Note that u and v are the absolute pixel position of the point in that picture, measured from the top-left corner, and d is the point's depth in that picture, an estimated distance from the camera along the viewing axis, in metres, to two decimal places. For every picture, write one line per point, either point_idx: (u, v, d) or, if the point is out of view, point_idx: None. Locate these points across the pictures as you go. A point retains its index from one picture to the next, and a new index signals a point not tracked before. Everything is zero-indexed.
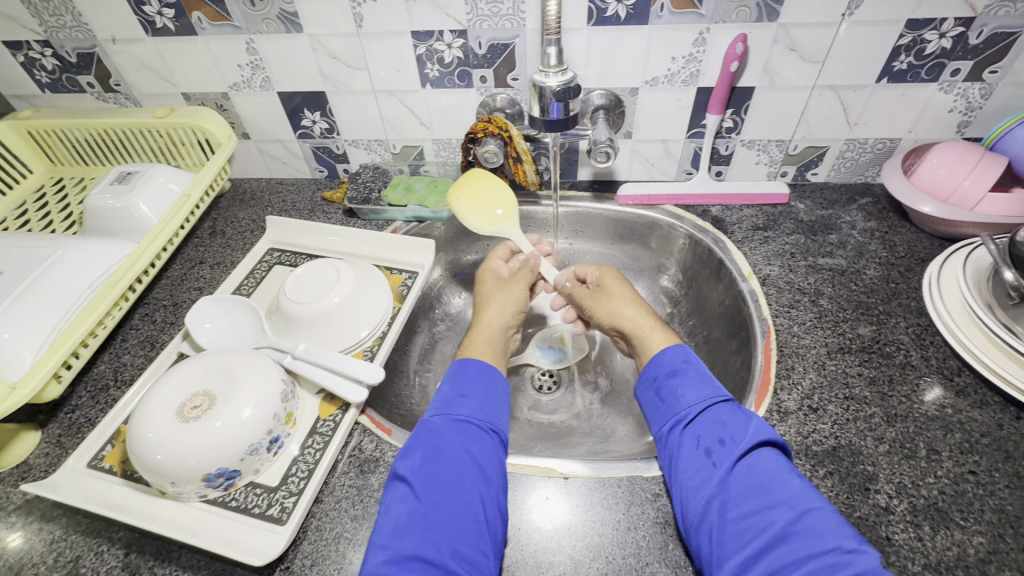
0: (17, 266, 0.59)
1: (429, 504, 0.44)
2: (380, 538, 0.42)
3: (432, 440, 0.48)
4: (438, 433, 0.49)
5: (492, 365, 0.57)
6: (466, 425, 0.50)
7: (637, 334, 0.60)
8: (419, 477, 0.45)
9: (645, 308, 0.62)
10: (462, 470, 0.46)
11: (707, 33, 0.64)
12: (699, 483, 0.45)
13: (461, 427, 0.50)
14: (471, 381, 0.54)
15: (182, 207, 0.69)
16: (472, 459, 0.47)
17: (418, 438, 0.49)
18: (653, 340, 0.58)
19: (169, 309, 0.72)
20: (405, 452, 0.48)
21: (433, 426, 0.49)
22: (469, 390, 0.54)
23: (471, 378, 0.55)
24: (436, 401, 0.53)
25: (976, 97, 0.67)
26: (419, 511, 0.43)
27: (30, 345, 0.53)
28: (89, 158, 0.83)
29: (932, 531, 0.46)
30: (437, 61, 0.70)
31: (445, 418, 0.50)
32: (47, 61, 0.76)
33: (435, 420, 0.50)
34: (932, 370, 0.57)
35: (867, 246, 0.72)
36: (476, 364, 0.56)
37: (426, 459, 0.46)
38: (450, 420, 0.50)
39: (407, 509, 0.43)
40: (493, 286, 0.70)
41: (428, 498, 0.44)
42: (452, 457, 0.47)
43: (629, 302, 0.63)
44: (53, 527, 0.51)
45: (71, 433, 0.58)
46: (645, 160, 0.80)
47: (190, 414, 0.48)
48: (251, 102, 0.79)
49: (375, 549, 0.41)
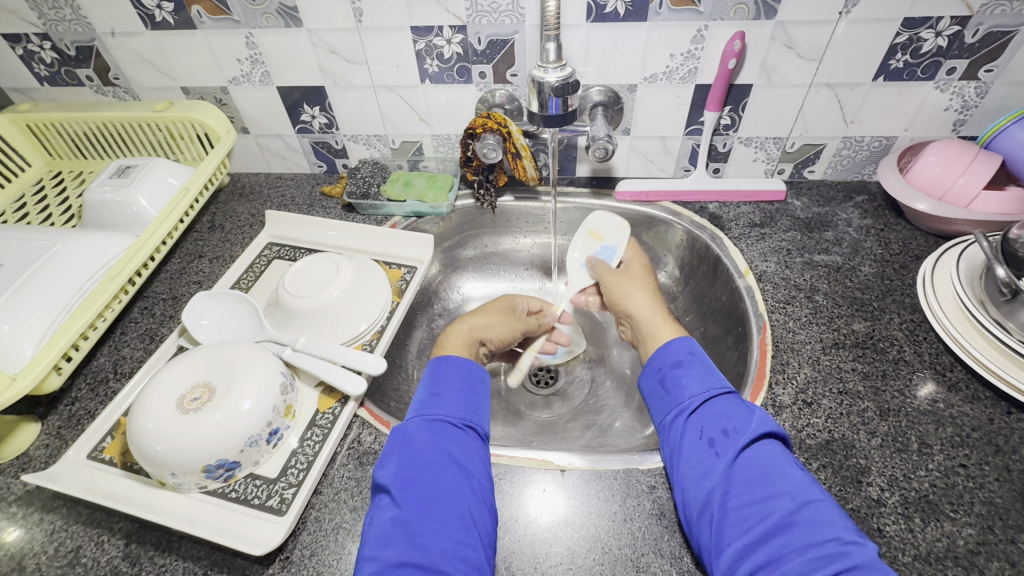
0: (17, 258, 0.59)
1: (410, 509, 0.44)
2: (367, 549, 0.42)
3: (407, 444, 0.48)
4: (411, 436, 0.49)
5: (468, 360, 0.57)
6: (439, 425, 0.50)
7: (646, 322, 0.62)
8: (398, 483, 0.45)
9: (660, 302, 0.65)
10: (442, 470, 0.46)
11: (706, 30, 0.65)
12: (703, 472, 0.46)
13: (434, 426, 0.50)
14: (445, 378, 0.55)
15: (180, 202, 0.69)
16: (451, 458, 0.47)
17: (392, 445, 0.49)
18: (663, 330, 0.60)
19: (169, 303, 0.72)
20: (382, 461, 0.48)
21: (407, 430, 0.50)
22: (444, 388, 0.54)
23: (446, 376, 0.55)
24: (413, 403, 0.53)
25: (972, 95, 0.68)
26: (400, 517, 0.43)
27: (30, 337, 0.53)
28: (88, 152, 0.83)
29: (922, 523, 0.46)
30: (436, 57, 0.71)
31: (417, 419, 0.51)
32: (45, 54, 0.76)
33: (410, 423, 0.50)
34: (925, 365, 0.58)
35: (863, 243, 0.73)
36: (449, 362, 0.56)
37: (403, 464, 0.46)
38: (424, 421, 0.51)
39: (390, 517, 0.44)
40: (499, 308, 0.69)
41: (409, 503, 0.44)
42: (429, 458, 0.47)
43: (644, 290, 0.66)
44: (54, 517, 0.51)
45: (71, 425, 0.58)
46: (643, 157, 0.81)
47: (190, 406, 0.48)
48: (251, 97, 0.79)
49: (363, 561, 0.41)
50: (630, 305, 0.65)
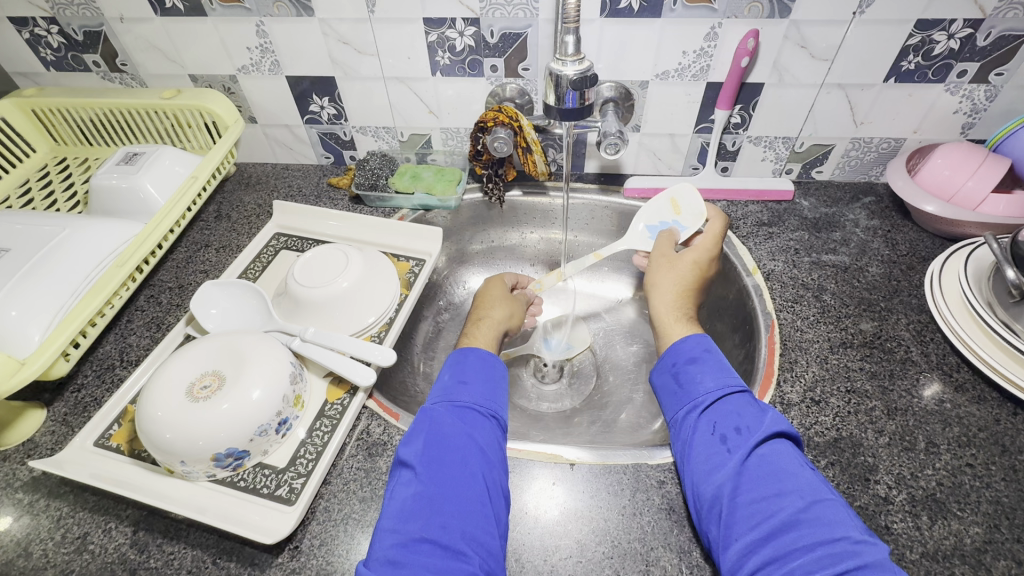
0: (24, 243, 0.58)
1: (433, 487, 0.44)
2: (387, 523, 0.42)
3: (433, 426, 0.48)
4: (439, 419, 0.49)
5: (493, 354, 0.57)
6: (465, 410, 0.50)
7: (661, 321, 0.61)
8: (422, 461, 0.46)
9: (682, 301, 0.62)
10: (465, 455, 0.46)
11: (719, 27, 0.64)
12: (712, 467, 0.46)
13: (462, 412, 0.50)
14: (471, 367, 0.55)
15: (189, 190, 0.69)
16: (474, 443, 0.47)
17: (419, 425, 0.49)
18: (675, 328, 0.60)
19: (175, 291, 0.72)
20: (407, 439, 0.48)
21: (434, 412, 0.50)
22: (469, 376, 0.54)
23: (471, 365, 0.55)
24: (437, 388, 0.54)
25: (981, 98, 0.68)
26: (423, 494, 0.44)
27: (38, 322, 0.53)
28: (93, 139, 0.83)
29: (930, 521, 0.47)
30: (448, 49, 0.70)
31: (445, 404, 0.51)
32: (52, 38, 0.76)
33: (436, 407, 0.50)
34: (932, 366, 0.58)
35: (870, 244, 0.73)
36: (475, 353, 0.57)
37: (428, 444, 0.47)
38: (451, 405, 0.51)
39: (412, 493, 0.44)
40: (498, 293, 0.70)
41: (432, 482, 0.44)
42: (454, 441, 0.47)
43: (676, 282, 0.63)
44: (60, 504, 0.51)
45: (77, 412, 0.58)
46: (652, 154, 0.81)
47: (200, 394, 0.48)
48: (259, 86, 0.79)
49: (382, 533, 0.42)
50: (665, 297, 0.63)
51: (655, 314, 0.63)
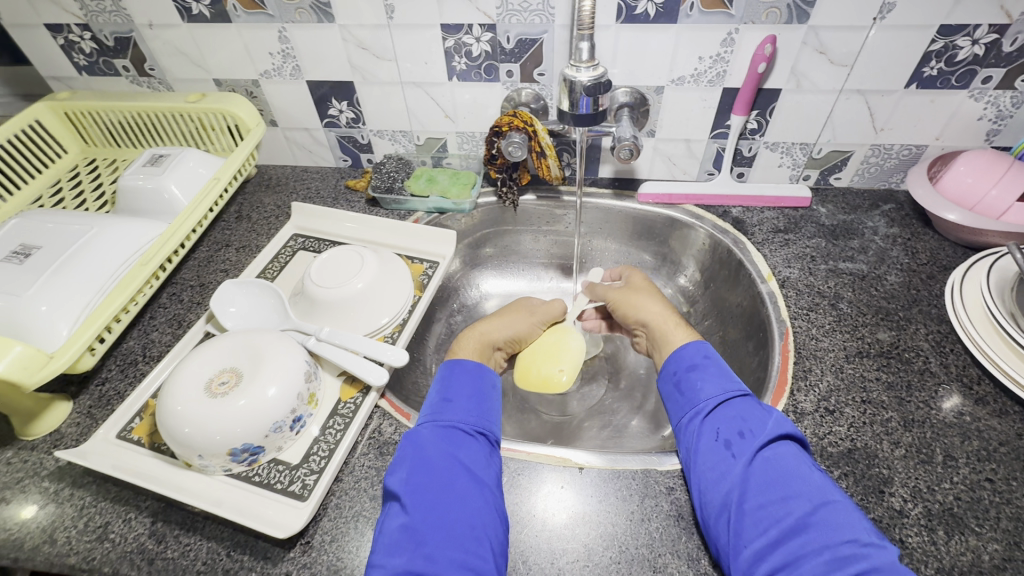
0: (52, 241, 0.61)
1: (420, 518, 0.44)
2: (376, 559, 0.43)
3: (418, 451, 0.49)
4: (422, 443, 0.49)
5: (479, 365, 0.59)
6: (452, 431, 0.51)
7: (657, 325, 0.63)
8: (408, 490, 0.46)
9: (670, 307, 0.66)
10: (452, 479, 0.47)
11: (736, 33, 0.64)
12: (719, 475, 0.46)
13: (447, 433, 0.51)
14: (457, 384, 0.56)
15: (211, 191, 0.70)
16: (460, 465, 0.48)
17: (403, 451, 0.49)
18: (675, 334, 0.61)
19: (196, 290, 0.74)
20: (393, 467, 0.48)
21: (419, 436, 0.50)
22: (456, 394, 0.55)
23: (458, 381, 0.56)
24: (425, 408, 0.54)
25: (1007, 105, 0.66)
26: (408, 524, 0.44)
27: (66, 317, 0.55)
28: (121, 140, 0.86)
29: (946, 536, 0.46)
30: (465, 54, 0.71)
31: (430, 425, 0.51)
32: (85, 44, 0.78)
33: (421, 430, 0.51)
34: (951, 378, 0.57)
35: (890, 252, 0.72)
36: (461, 368, 0.58)
37: (413, 472, 0.47)
38: (437, 426, 0.51)
39: (399, 525, 0.44)
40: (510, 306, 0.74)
41: (417, 510, 0.45)
42: (440, 465, 0.48)
43: (653, 300, 0.67)
44: (83, 493, 0.53)
45: (101, 405, 0.60)
46: (667, 159, 0.81)
47: (218, 390, 0.49)
48: (280, 91, 0.81)
49: (372, 569, 0.42)
50: (637, 314, 0.66)
51: (654, 330, 0.63)
